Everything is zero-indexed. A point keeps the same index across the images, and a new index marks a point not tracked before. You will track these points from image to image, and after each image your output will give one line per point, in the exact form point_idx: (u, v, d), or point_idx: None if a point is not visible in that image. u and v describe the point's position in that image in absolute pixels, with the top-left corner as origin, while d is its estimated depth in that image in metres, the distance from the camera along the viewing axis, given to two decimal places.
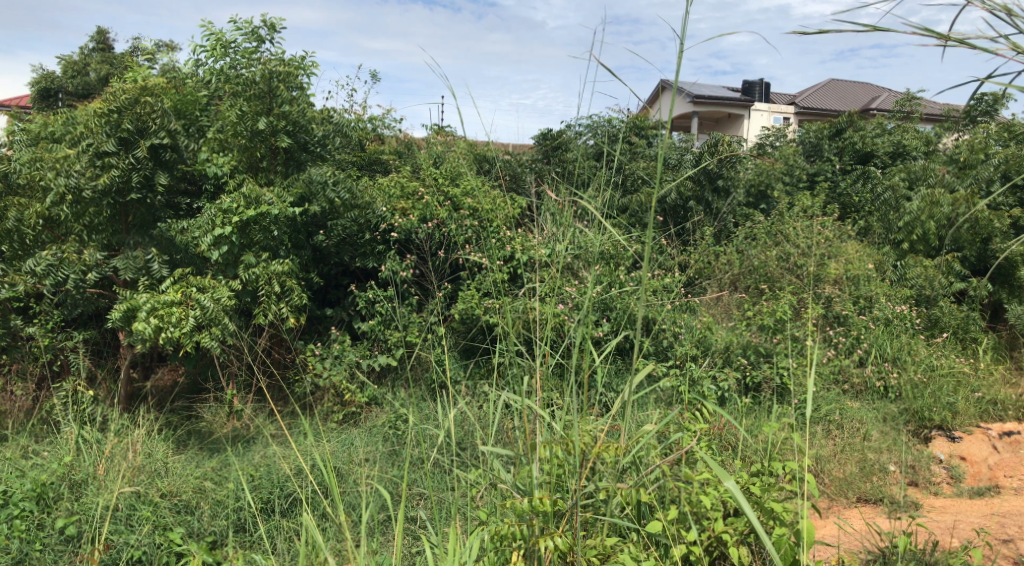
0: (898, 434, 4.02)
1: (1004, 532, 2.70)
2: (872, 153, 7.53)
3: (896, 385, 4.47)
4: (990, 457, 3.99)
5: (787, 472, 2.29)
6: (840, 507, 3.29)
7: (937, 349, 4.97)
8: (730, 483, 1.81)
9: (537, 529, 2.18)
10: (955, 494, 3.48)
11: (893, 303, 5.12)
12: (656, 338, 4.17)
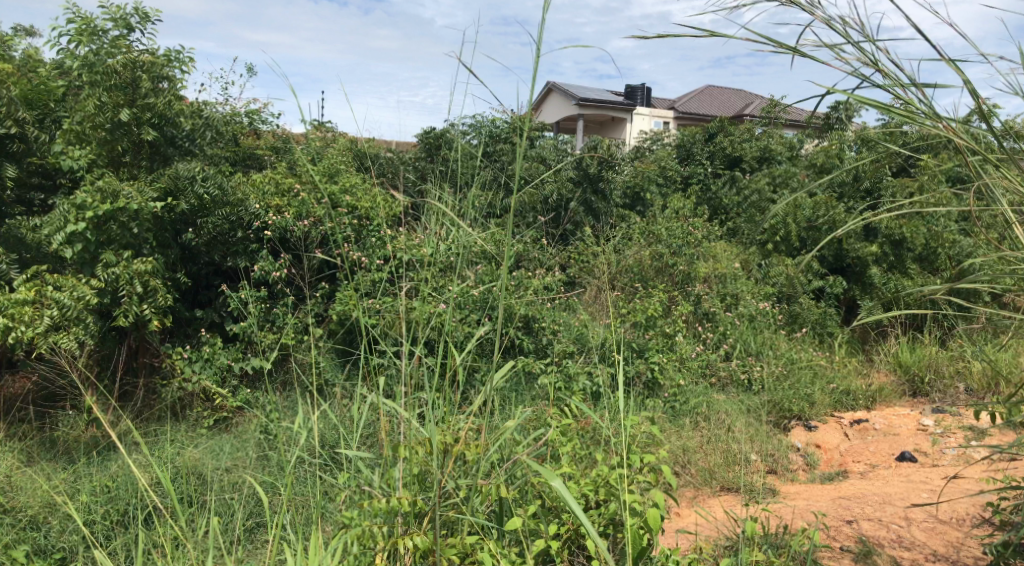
0: (760, 424, 4.25)
1: (847, 513, 2.96)
2: (741, 157, 7.95)
3: (759, 377, 4.73)
4: (840, 444, 4.30)
5: (644, 464, 2.42)
6: (704, 496, 3.44)
7: (799, 344, 5.29)
8: (558, 483, 1.97)
9: (396, 530, 2.20)
10: (809, 480, 3.73)
11: (757, 300, 5.52)
12: (536, 336, 4.37)
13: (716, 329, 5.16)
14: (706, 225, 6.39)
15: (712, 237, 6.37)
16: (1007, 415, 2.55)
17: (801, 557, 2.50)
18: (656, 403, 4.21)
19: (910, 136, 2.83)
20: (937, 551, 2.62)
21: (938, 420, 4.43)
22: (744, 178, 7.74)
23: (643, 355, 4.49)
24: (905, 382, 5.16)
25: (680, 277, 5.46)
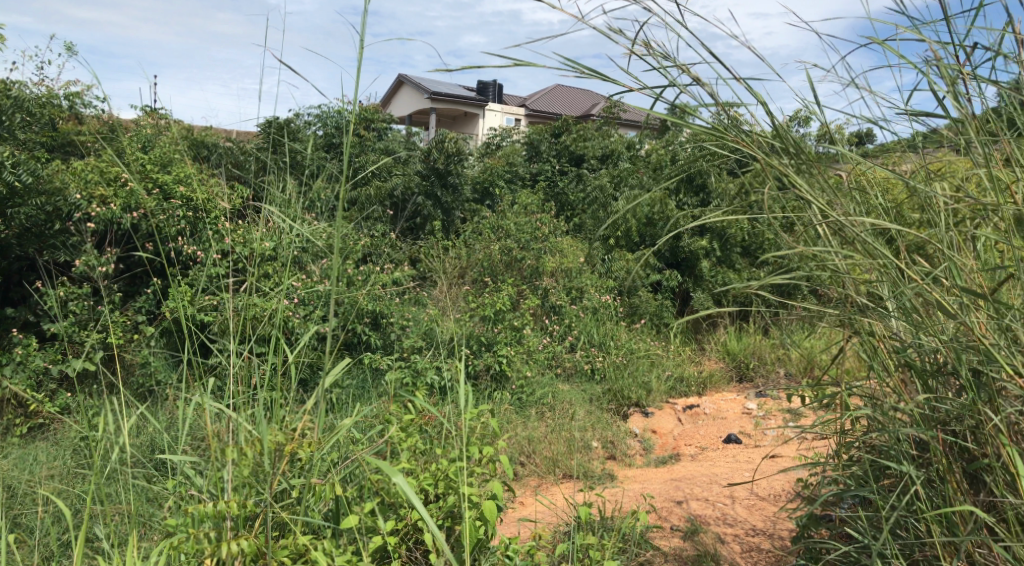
0: (600, 413, 4.70)
1: (678, 493, 3.20)
2: (583, 156, 9.03)
3: (601, 367, 5.47)
4: (673, 429, 4.86)
5: (484, 455, 2.50)
6: (548, 485, 3.62)
7: (638, 336, 6.07)
8: (400, 480, 1.97)
9: (227, 535, 2.14)
10: (645, 465, 4.07)
11: (600, 293, 6.23)
12: (384, 331, 4.87)
13: (562, 322, 5.76)
14: (552, 220, 6.77)
15: (559, 232, 6.78)
16: (810, 397, 2.83)
17: (630, 538, 2.65)
18: (503, 396, 4.55)
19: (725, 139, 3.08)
20: (757, 526, 2.84)
21: (760, 403, 5.06)
22: (590, 176, 8.55)
23: (492, 349, 4.84)
24: (733, 367, 6.10)
25: (528, 271, 6.10)
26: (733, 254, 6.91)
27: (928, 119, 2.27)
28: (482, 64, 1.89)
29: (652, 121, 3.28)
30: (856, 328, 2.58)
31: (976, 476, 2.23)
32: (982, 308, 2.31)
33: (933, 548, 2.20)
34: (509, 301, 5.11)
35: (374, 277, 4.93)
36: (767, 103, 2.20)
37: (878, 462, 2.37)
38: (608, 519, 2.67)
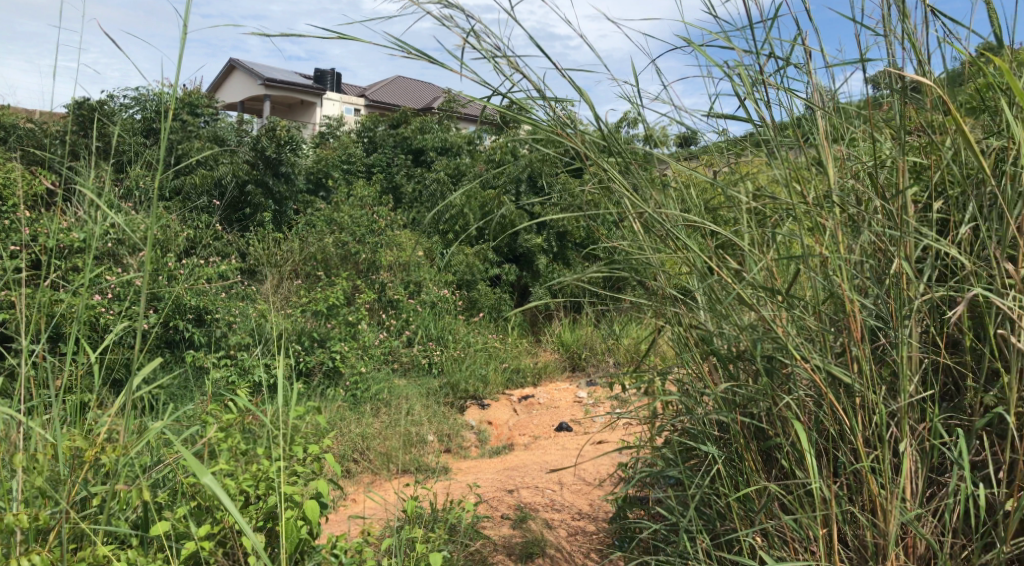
0: (435, 406, 5.65)
1: (512, 483, 3.38)
2: (423, 148, 10.15)
3: (438, 361, 6.54)
4: (509, 418, 5.89)
5: (310, 455, 2.50)
6: (381, 480, 4.19)
7: (475, 329, 7.26)
8: (207, 479, 1.77)
9: (14, 550, 1.96)
10: (479, 455, 4.88)
11: (438, 287, 7.45)
12: (212, 328, 5.64)
13: (399, 317, 6.87)
14: (389, 214, 8.00)
15: (393, 225, 7.90)
16: (629, 386, 3.01)
17: (459, 529, 2.73)
18: (338, 394, 5.47)
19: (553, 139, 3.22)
20: (582, 509, 3.01)
21: (588, 393, 6.33)
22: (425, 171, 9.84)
23: (325, 344, 5.85)
24: (567, 358, 7.30)
25: (364, 264, 7.20)
26: (566, 249, 8.25)
27: (736, 121, 2.47)
28: (294, 34, 1.96)
29: (479, 116, 3.39)
30: (667, 318, 2.76)
31: (769, 454, 2.43)
32: (776, 300, 2.52)
33: (732, 521, 2.38)
34: (342, 297, 6.28)
35: (201, 271, 5.83)
36: (591, 100, 2.34)
37: (686, 444, 2.54)
38: (436, 511, 2.75)
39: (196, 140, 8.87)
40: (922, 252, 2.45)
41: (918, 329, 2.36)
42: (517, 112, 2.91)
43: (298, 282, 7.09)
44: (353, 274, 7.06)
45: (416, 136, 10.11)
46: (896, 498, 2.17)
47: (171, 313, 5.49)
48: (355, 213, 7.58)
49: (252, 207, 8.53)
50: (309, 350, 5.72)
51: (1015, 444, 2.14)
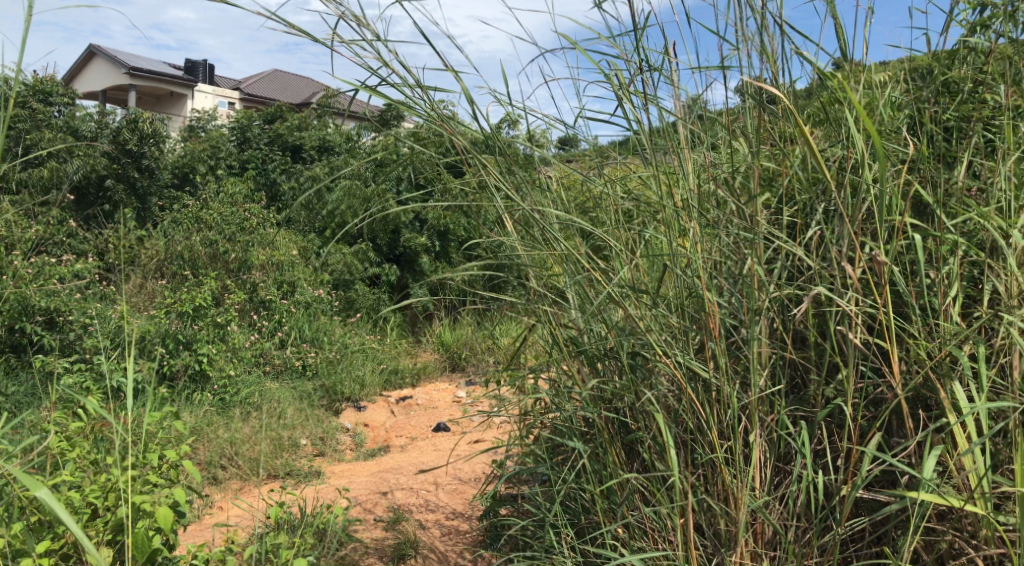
0: (308, 409, 5.87)
1: (386, 486, 3.41)
2: (301, 145, 10.05)
3: (313, 363, 6.67)
4: (386, 420, 6.20)
5: (167, 461, 2.40)
6: (249, 490, 4.45)
7: (352, 329, 7.44)
8: (42, 491, 1.60)
9: None
10: (353, 459, 5.24)
11: (313, 287, 7.55)
12: (65, 332, 5.49)
13: (271, 317, 6.90)
14: (260, 212, 7.79)
15: (264, 223, 7.81)
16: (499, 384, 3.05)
17: (328, 534, 2.72)
18: (205, 397, 5.57)
19: (428, 137, 3.23)
20: (456, 509, 3.05)
21: (466, 393, 6.76)
22: (303, 167, 9.89)
23: (191, 347, 5.81)
24: (447, 358, 7.58)
25: (234, 264, 7.10)
26: (447, 248, 8.58)
27: (608, 122, 2.57)
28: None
29: (349, 111, 3.34)
30: (537, 316, 2.81)
31: (631, 447, 2.52)
32: (641, 298, 2.61)
33: (596, 514, 2.45)
34: (208, 297, 6.24)
35: (50, 271, 5.87)
36: (468, 90, 2.41)
37: (554, 440, 2.59)
38: (304, 515, 2.73)
39: (48, 132, 8.46)
40: (771, 253, 2.60)
41: (768, 326, 2.50)
42: (402, 116, 2.93)
43: (163, 283, 6.98)
44: (223, 273, 6.97)
45: (292, 134, 10.08)
46: (746, 486, 2.30)
47: (17, 315, 5.43)
48: (225, 211, 7.51)
49: (111, 203, 8.68)
50: (173, 353, 5.66)
51: (851, 433, 2.31)
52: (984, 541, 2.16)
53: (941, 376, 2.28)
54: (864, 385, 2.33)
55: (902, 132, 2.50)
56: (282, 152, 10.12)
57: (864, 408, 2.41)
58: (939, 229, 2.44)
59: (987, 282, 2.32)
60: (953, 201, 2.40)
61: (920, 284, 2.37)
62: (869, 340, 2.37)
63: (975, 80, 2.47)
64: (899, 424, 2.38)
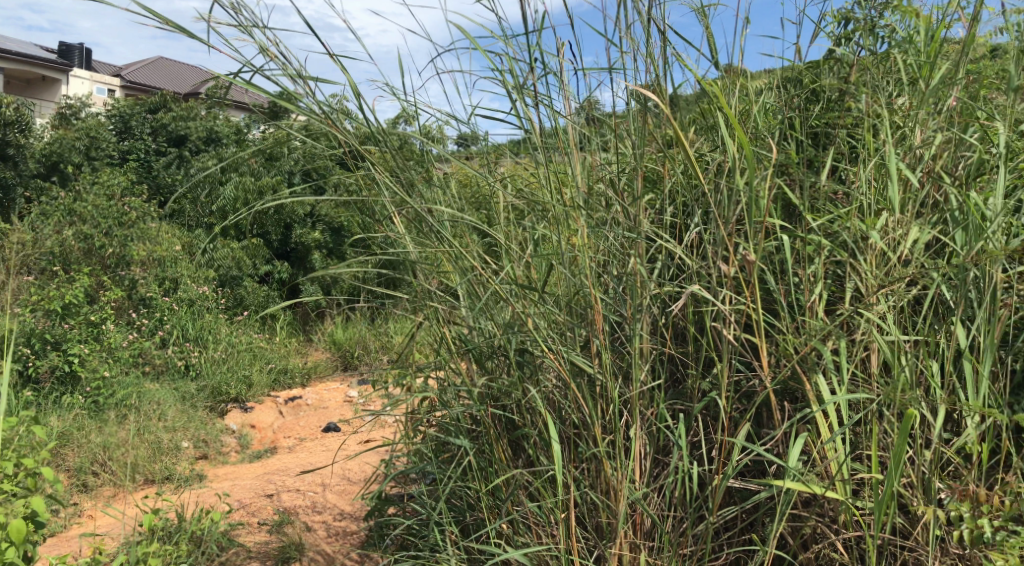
0: (190, 410, 5.93)
1: (271, 488, 3.57)
2: (186, 136, 9.84)
3: (196, 363, 6.63)
4: (273, 422, 6.42)
5: (19, 468, 2.30)
6: (124, 493, 4.60)
7: (240, 328, 7.38)
8: None
9: None
10: (237, 461, 5.48)
11: (197, 283, 7.41)
12: None
13: (150, 316, 6.79)
14: (143, 205, 7.47)
15: (146, 216, 7.53)
16: (385, 382, 3.05)
17: (205, 539, 2.78)
18: (77, 401, 5.50)
19: (314, 131, 3.17)
20: (343, 510, 3.14)
21: (355, 393, 6.97)
22: (190, 159, 9.65)
23: (61, 347, 5.76)
24: (338, 357, 7.77)
25: (113, 259, 6.80)
26: (341, 244, 8.59)
27: (499, 122, 2.59)
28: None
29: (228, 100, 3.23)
30: (425, 314, 2.82)
31: (517, 443, 2.55)
32: (528, 296, 2.65)
33: (481, 511, 2.47)
34: (81, 295, 6.03)
35: None
36: (354, 84, 2.37)
37: (440, 438, 2.60)
38: (182, 522, 2.81)
39: None
40: (653, 252, 2.69)
41: (650, 323, 2.59)
42: (290, 105, 2.84)
43: (34, 279, 6.61)
44: (98, 269, 6.64)
45: (178, 124, 9.82)
46: (626, 479, 2.37)
47: None
48: (102, 204, 7.01)
49: None
50: (39, 354, 5.62)
51: (725, 425, 2.42)
52: (843, 524, 2.30)
53: (806, 369, 2.42)
54: (738, 379, 2.45)
55: (774, 138, 2.64)
56: (165, 143, 9.84)
57: (737, 401, 2.53)
58: (806, 231, 2.59)
59: (848, 280, 2.48)
60: (818, 204, 2.55)
61: (788, 283, 2.51)
62: (743, 336, 2.49)
63: (839, 90, 2.63)
64: (768, 415, 2.51)
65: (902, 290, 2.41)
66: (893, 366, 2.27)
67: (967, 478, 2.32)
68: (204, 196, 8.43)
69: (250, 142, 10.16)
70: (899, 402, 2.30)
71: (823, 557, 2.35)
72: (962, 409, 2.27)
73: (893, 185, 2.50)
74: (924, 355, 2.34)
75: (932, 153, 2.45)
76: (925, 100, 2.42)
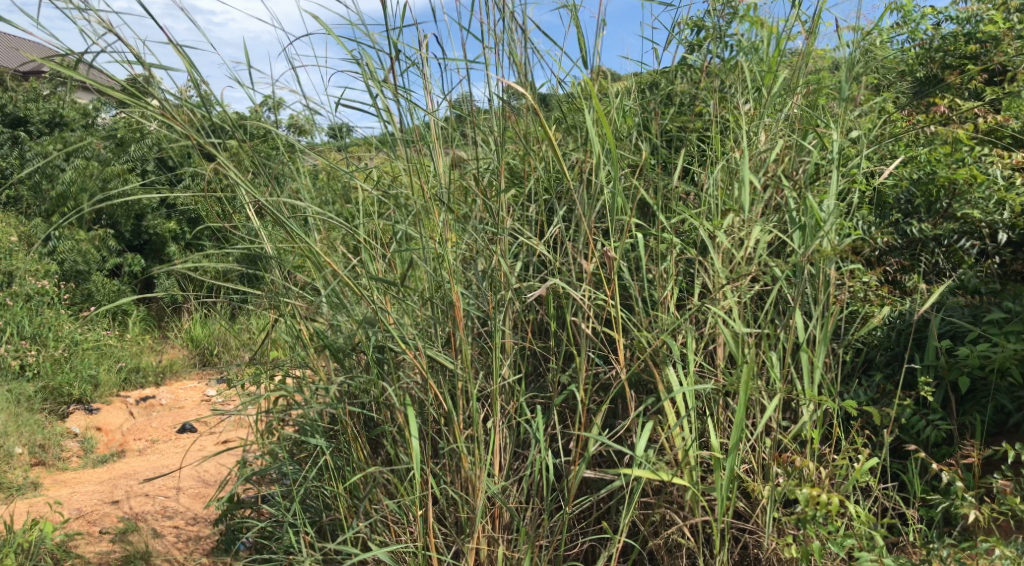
0: (26, 414, 5.56)
1: (117, 495, 3.55)
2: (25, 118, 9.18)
3: (35, 363, 6.26)
4: (122, 424, 6.14)
5: None
6: None
7: (86, 324, 7.05)
8: None
9: None
10: (80, 466, 5.24)
11: (36, 277, 6.93)
12: None
13: None
14: None
15: None
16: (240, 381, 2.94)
17: (39, 552, 2.73)
18: None
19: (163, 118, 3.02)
20: (196, 514, 3.18)
21: (214, 391, 6.78)
22: (30, 143, 9.02)
23: None
24: (197, 354, 7.50)
25: None
26: (200, 234, 8.27)
27: (360, 114, 2.55)
28: None
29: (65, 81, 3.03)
30: (281, 310, 2.74)
31: (376, 440, 2.54)
32: (389, 292, 2.62)
33: (337, 511, 2.44)
34: None
35: None
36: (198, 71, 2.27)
37: (296, 438, 2.55)
38: (9, 534, 2.76)
39: None
40: (515, 248, 2.73)
41: (511, 319, 2.62)
42: (138, 94, 2.71)
43: None
44: None
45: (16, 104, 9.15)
46: (484, 473, 2.39)
47: None
48: None
49: None
50: None
51: (582, 417, 2.49)
52: (689, 510, 2.41)
53: (657, 362, 2.52)
54: (594, 373, 2.52)
55: (632, 139, 2.73)
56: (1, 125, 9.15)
57: (594, 393, 2.61)
58: (660, 229, 2.70)
59: (697, 277, 2.60)
60: (671, 203, 2.66)
61: (642, 279, 2.60)
62: (600, 331, 2.56)
63: (692, 95, 2.75)
64: (623, 407, 2.60)
65: (746, 286, 2.55)
66: (737, 359, 2.40)
67: (801, 463, 2.48)
68: (44, 183, 7.90)
69: (101, 126, 9.51)
70: (741, 392, 2.43)
71: (671, 542, 2.45)
72: (798, 397, 2.43)
73: (739, 187, 2.64)
74: (765, 348, 2.48)
75: (774, 157, 2.60)
76: (768, 107, 2.57)
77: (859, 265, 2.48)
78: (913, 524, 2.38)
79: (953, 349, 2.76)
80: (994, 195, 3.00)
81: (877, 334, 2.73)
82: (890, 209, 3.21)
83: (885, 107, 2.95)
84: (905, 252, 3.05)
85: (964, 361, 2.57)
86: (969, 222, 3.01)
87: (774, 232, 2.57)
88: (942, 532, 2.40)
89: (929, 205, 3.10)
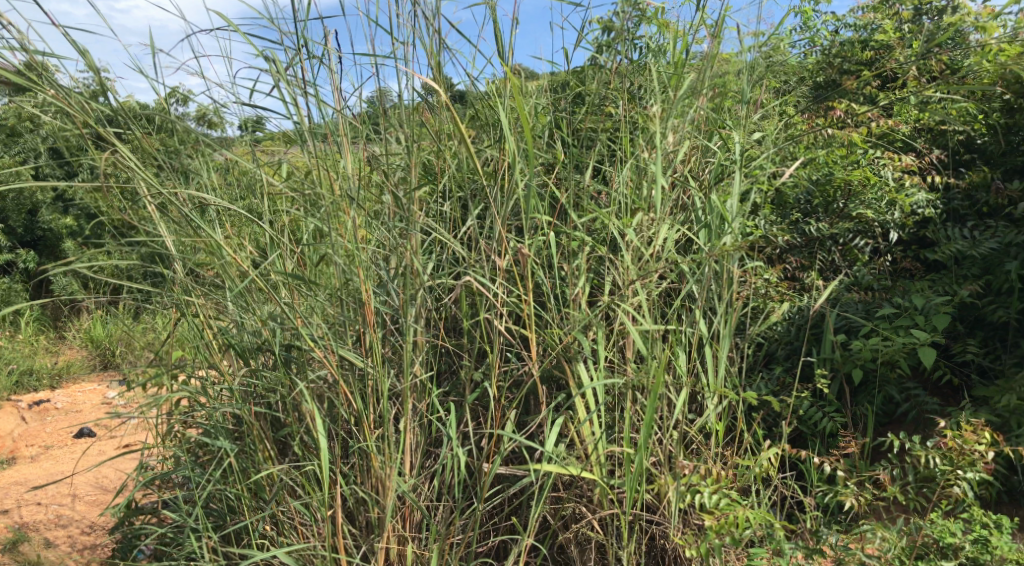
0: None
1: (7, 505, 3.40)
2: None
3: None
4: (14, 429, 5.83)
5: None
6: None
7: None
8: None
9: None
10: None
11: None
12: None
13: None
14: None
15: None
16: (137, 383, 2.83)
17: None
18: None
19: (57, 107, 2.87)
20: (93, 522, 3.08)
21: (114, 394, 6.51)
22: None
23: None
24: (96, 355, 7.18)
25: None
26: (99, 230, 7.94)
27: (269, 109, 2.49)
28: None
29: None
30: (183, 309, 2.65)
31: (283, 441, 2.49)
32: (298, 289, 2.57)
33: (242, 514, 2.38)
34: None
35: None
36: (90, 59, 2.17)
37: (198, 441, 2.47)
38: None
39: None
40: (427, 245, 2.71)
41: (424, 315, 2.60)
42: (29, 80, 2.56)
43: None
44: None
45: None
46: (395, 472, 2.37)
47: None
48: None
49: None
50: None
51: (494, 414, 2.49)
52: (599, 503, 2.45)
53: (568, 358, 2.54)
54: (507, 369, 2.53)
55: (545, 138, 2.76)
56: None
57: (506, 390, 2.62)
58: (572, 227, 2.73)
59: (608, 274, 2.64)
60: (583, 201, 2.70)
61: (555, 277, 2.63)
62: (514, 328, 2.57)
63: (601, 94, 2.80)
64: (535, 403, 2.62)
65: (655, 283, 2.60)
66: (646, 354, 2.45)
67: (706, 455, 2.55)
68: None
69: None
70: (650, 388, 2.48)
71: (580, 535, 2.49)
72: (704, 391, 2.50)
73: (648, 186, 2.70)
74: (673, 343, 2.55)
75: (682, 158, 2.67)
76: (675, 108, 2.64)
77: (761, 263, 2.58)
78: (811, 512, 2.49)
79: (848, 343, 2.98)
80: (886, 196, 3.36)
81: (779, 329, 2.93)
82: (791, 209, 3.44)
83: (786, 111, 3.08)
84: (804, 250, 3.29)
85: (859, 355, 2.77)
86: (863, 221, 3.33)
87: (682, 230, 2.64)
88: (837, 518, 2.52)
89: (827, 205, 3.38)
